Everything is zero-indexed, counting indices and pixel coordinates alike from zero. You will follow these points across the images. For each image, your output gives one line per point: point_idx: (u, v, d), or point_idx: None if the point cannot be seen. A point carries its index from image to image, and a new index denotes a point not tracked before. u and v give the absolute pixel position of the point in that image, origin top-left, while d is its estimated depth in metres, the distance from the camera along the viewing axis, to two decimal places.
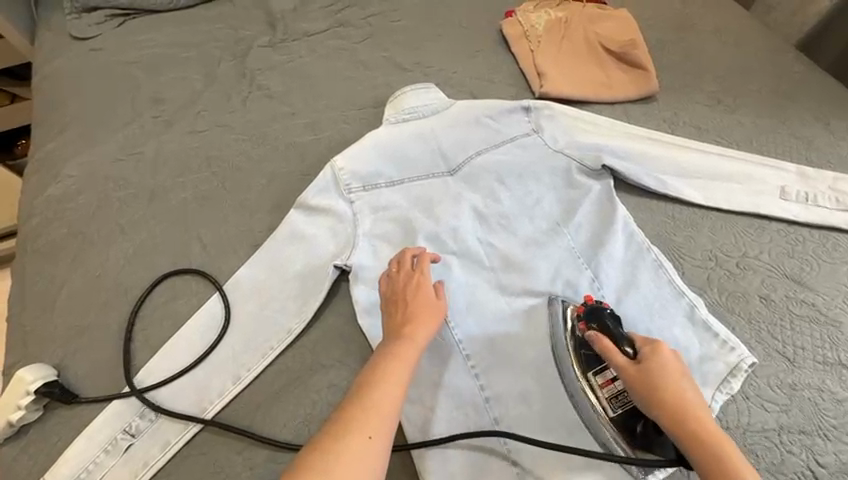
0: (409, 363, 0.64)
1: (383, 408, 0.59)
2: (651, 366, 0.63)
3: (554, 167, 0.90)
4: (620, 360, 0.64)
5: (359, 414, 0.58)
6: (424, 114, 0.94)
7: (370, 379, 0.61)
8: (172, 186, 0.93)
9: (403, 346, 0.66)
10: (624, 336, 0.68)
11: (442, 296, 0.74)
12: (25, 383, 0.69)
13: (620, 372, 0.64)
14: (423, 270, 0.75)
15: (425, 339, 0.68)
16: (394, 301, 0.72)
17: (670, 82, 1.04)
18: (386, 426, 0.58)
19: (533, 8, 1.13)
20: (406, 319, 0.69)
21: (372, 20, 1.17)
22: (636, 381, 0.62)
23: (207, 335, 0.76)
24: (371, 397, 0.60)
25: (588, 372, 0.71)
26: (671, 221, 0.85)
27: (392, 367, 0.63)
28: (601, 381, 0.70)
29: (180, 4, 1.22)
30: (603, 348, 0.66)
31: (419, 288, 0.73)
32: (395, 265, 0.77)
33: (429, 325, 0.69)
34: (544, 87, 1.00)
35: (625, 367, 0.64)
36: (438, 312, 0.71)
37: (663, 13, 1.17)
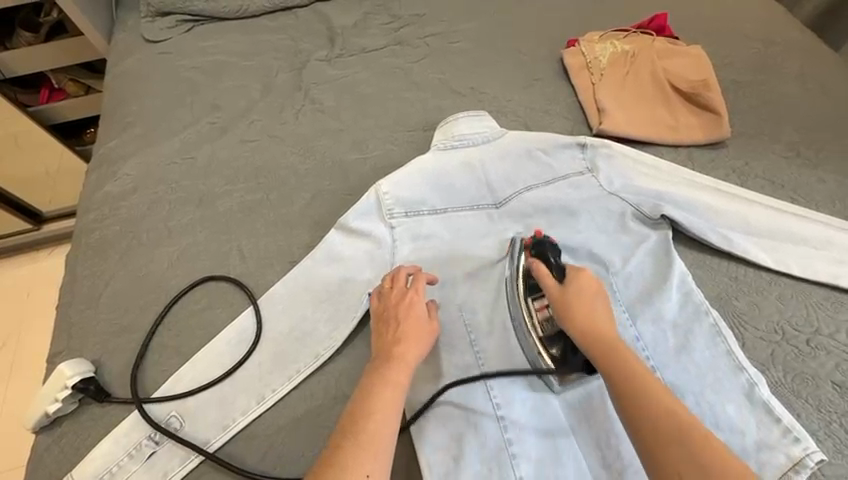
0: (401, 387, 0.62)
1: (381, 445, 0.56)
2: (575, 286, 0.67)
3: (608, 211, 0.84)
4: (549, 283, 0.69)
5: (356, 452, 0.55)
6: (474, 143, 0.91)
7: (365, 414, 0.58)
8: (220, 193, 0.95)
9: (392, 370, 0.63)
10: (560, 266, 0.72)
11: (433, 316, 0.71)
12: (63, 377, 0.70)
13: (547, 291, 0.68)
14: (417, 290, 0.72)
15: (415, 359, 0.65)
16: (383, 322, 0.70)
17: (743, 127, 0.97)
18: (384, 467, 0.55)
19: (598, 37, 1.08)
20: (396, 339, 0.66)
21: (430, 40, 1.17)
22: (557, 299, 0.66)
23: (237, 349, 0.76)
24: (368, 431, 0.57)
25: (530, 299, 0.74)
26: (735, 283, 0.78)
27: (383, 398, 0.60)
28: (537, 305, 0.74)
29: (246, 13, 1.25)
30: (539, 272, 0.71)
31: (410, 309, 0.70)
32: (387, 280, 0.74)
33: (418, 347, 0.67)
34: (603, 124, 0.95)
35: (552, 289, 0.68)
36: (428, 335, 0.68)
37: (740, 52, 1.09)
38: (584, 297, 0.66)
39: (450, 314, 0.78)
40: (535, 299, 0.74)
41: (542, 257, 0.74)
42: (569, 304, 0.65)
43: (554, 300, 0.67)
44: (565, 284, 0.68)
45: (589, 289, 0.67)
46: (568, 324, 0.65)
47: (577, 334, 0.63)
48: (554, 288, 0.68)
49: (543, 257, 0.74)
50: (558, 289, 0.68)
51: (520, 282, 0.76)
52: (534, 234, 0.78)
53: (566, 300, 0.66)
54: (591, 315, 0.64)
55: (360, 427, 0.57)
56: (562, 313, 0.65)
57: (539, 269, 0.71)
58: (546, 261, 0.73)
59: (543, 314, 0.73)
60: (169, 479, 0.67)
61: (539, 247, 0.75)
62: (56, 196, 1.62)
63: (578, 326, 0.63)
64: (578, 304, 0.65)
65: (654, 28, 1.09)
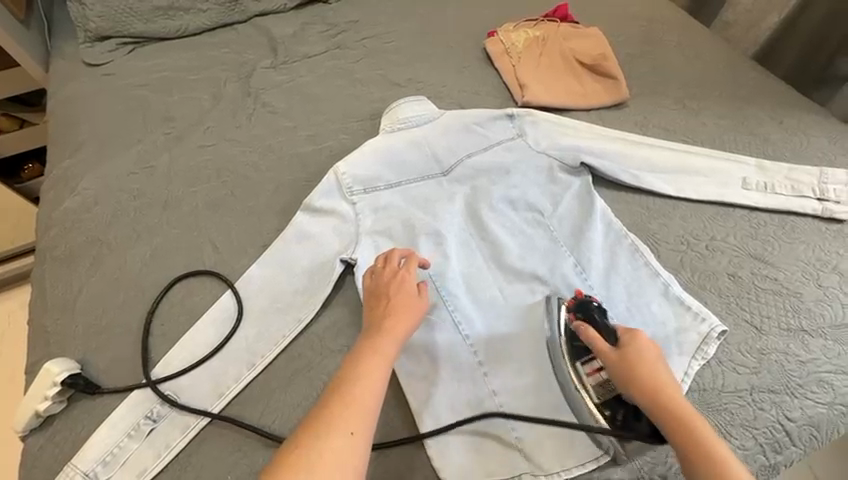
0: (387, 356, 0.67)
1: (365, 407, 0.61)
2: (632, 350, 0.68)
3: (538, 165, 0.98)
4: (603, 346, 0.70)
5: (340, 413, 0.60)
6: (416, 124, 1.03)
7: (353, 378, 0.64)
8: (184, 195, 1.00)
9: (380, 338, 0.69)
10: (609, 327, 0.74)
11: (423, 293, 0.76)
12: (51, 374, 0.72)
13: (603, 357, 0.69)
14: (408, 269, 0.78)
15: (405, 332, 0.71)
16: (376, 295, 0.75)
17: (639, 89, 1.15)
18: (367, 426, 0.61)
19: (513, 27, 1.24)
20: (386, 313, 0.72)
21: (367, 42, 1.28)
22: (621, 362, 0.67)
23: (221, 327, 0.81)
24: (354, 394, 0.62)
25: (577, 362, 0.74)
26: (646, 211, 0.93)
27: (371, 365, 0.65)
28: (588, 370, 0.73)
29: (186, 32, 1.31)
30: (588, 336, 0.72)
31: (402, 284, 0.76)
32: (381, 263, 0.79)
33: (410, 320, 0.72)
34: (525, 97, 1.09)
35: (609, 352, 0.69)
36: (418, 309, 0.74)
37: (630, 30, 1.30)
38: (640, 360, 0.67)
39: None
40: (584, 364, 0.73)
41: (591, 318, 0.76)
42: (635, 368, 0.67)
43: (614, 362, 0.68)
44: (622, 349, 0.69)
45: (645, 353, 0.68)
46: (631, 392, 0.66)
47: (648, 404, 0.64)
48: (613, 354, 0.69)
49: (590, 319, 0.75)
50: (614, 353, 0.69)
51: (564, 345, 0.76)
52: (576, 295, 0.79)
53: (629, 364, 0.67)
54: (656, 382, 0.65)
55: (346, 390, 0.62)
56: (626, 377, 0.66)
57: (588, 334, 0.72)
58: (594, 323, 0.75)
59: (597, 378, 0.72)
60: (172, 449, 0.71)
61: (584, 310, 0.77)
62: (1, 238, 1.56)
63: (646, 389, 0.65)
64: (640, 368, 0.66)
65: (558, 16, 1.27)
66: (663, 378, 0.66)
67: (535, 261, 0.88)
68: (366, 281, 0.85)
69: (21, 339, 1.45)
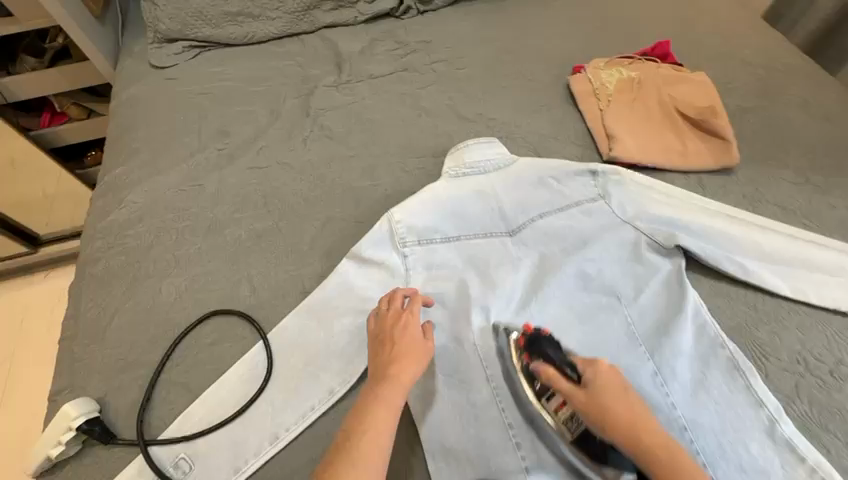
0: (394, 407, 0.62)
1: (373, 460, 0.57)
2: (596, 387, 0.64)
3: (622, 239, 0.84)
4: (566, 386, 0.65)
5: (346, 472, 0.55)
6: (485, 171, 0.91)
7: (359, 428, 0.59)
8: (228, 221, 0.94)
9: (389, 388, 0.63)
10: (566, 362, 0.69)
11: (429, 335, 0.71)
12: (68, 418, 0.68)
13: (570, 399, 0.64)
14: (413, 312, 0.71)
15: (412, 377, 0.65)
16: (381, 340, 0.69)
17: (750, 153, 0.98)
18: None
19: (604, 65, 1.10)
20: (391, 358, 0.66)
21: (437, 67, 1.17)
22: (586, 403, 0.63)
23: (249, 385, 0.75)
24: (360, 447, 0.57)
25: (544, 399, 0.70)
26: (754, 312, 0.77)
27: (376, 416, 0.60)
28: (554, 406, 0.68)
29: (252, 39, 1.26)
30: (549, 377, 0.67)
31: (407, 326, 0.69)
32: (384, 304, 0.73)
33: (417, 366, 0.66)
34: (614, 151, 0.95)
35: (574, 392, 0.64)
36: (424, 350, 0.68)
37: (744, 78, 1.11)
38: (611, 392, 0.64)
39: (462, 343, 0.77)
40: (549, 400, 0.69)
41: (540, 353, 0.70)
42: (599, 407, 0.63)
43: (581, 404, 0.63)
44: (587, 382, 0.65)
45: (608, 380, 0.65)
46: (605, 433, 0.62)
47: (621, 441, 0.61)
48: (575, 394, 0.64)
49: (541, 354, 0.70)
50: (578, 390, 0.65)
51: (522, 385, 0.71)
52: (526, 331, 0.74)
53: (595, 403, 0.63)
54: (629, 413, 0.62)
55: (353, 443, 0.58)
56: (595, 418, 0.62)
57: (545, 372, 0.68)
58: (550, 359, 0.69)
59: (564, 413, 0.67)
60: None
61: (537, 346, 0.71)
62: (65, 218, 1.63)
63: (618, 428, 0.61)
64: (607, 400, 0.63)
65: (657, 55, 1.11)
66: (632, 406, 0.63)
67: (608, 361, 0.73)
68: None
69: (53, 330, 1.46)
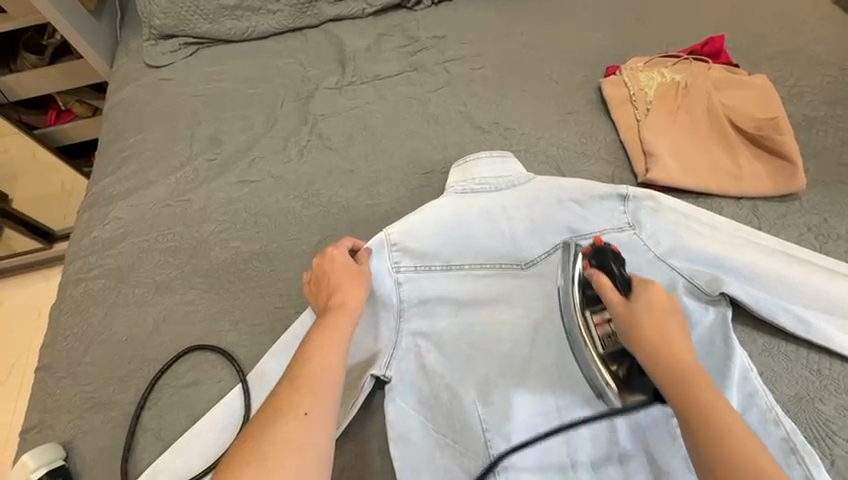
0: (343, 331, 0.61)
1: (320, 385, 0.56)
2: (644, 307, 0.58)
3: (654, 282, 0.71)
4: (612, 297, 0.61)
5: (292, 393, 0.54)
6: (496, 189, 0.79)
7: (304, 357, 0.58)
8: (214, 242, 0.86)
9: (330, 317, 0.62)
10: (624, 276, 0.63)
11: (364, 261, 0.71)
12: (26, 470, 0.64)
13: (610, 309, 0.60)
14: (339, 245, 0.72)
15: (357, 302, 0.65)
16: (316, 283, 0.69)
17: (819, 176, 0.82)
18: (326, 406, 0.55)
19: (643, 65, 0.95)
20: (330, 292, 0.66)
21: (450, 66, 1.05)
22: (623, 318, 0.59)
23: (224, 435, 0.67)
24: (304, 376, 0.56)
25: (587, 310, 0.68)
26: (818, 379, 0.64)
27: (320, 342, 0.60)
28: (596, 320, 0.67)
29: (252, 35, 1.15)
30: (600, 285, 0.63)
31: (335, 261, 0.70)
32: (317, 255, 0.72)
33: (355, 291, 0.66)
34: (652, 171, 0.81)
35: (617, 304, 0.60)
36: (362, 275, 0.68)
37: (815, 81, 0.94)
38: (658, 318, 0.58)
39: (459, 399, 0.67)
40: (594, 313, 0.68)
41: (603, 266, 0.66)
42: (638, 326, 0.57)
43: (619, 318, 0.59)
44: (631, 300, 0.60)
45: (659, 305, 0.59)
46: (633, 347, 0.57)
47: (645, 355, 0.56)
48: (619, 305, 0.60)
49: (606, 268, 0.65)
50: (623, 305, 0.60)
51: (578, 293, 0.69)
52: (594, 242, 0.70)
53: (634, 319, 0.58)
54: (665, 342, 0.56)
55: (296, 373, 0.56)
56: (630, 334, 0.58)
57: (600, 280, 0.63)
58: (607, 270, 0.65)
59: (604, 329, 0.67)
60: None
61: (599, 258, 0.67)
62: (70, 213, 1.52)
63: (655, 356, 0.55)
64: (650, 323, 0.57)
65: (707, 53, 0.95)
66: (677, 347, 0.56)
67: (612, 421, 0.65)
68: (395, 410, 0.67)
69: (38, 339, 1.37)
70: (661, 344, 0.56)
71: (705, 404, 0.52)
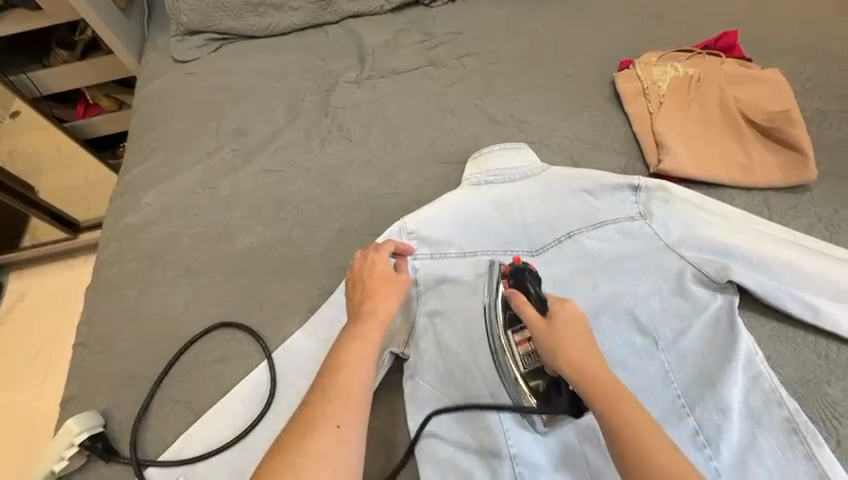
0: (374, 342, 0.62)
1: (354, 399, 0.57)
2: (560, 322, 0.60)
3: (663, 269, 0.73)
4: (531, 314, 0.61)
5: (324, 405, 0.56)
6: (510, 180, 0.82)
7: (336, 369, 0.59)
8: (240, 228, 0.90)
9: (363, 326, 0.63)
10: (540, 296, 0.64)
11: (402, 270, 0.70)
12: (69, 434, 0.67)
13: (529, 325, 0.61)
14: (378, 249, 0.71)
15: (388, 314, 0.64)
16: (352, 285, 0.69)
17: (832, 168, 0.84)
18: (358, 419, 0.56)
19: (656, 59, 0.97)
20: (365, 298, 0.66)
21: (466, 61, 1.08)
22: (542, 334, 0.59)
23: (250, 408, 0.71)
24: (337, 386, 0.58)
25: (508, 330, 0.69)
26: (826, 364, 0.66)
27: (351, 353, 0.60)
28: (517, 339, 0.68)
29: (274, 31, 1.19)
30: (517, 304, 0.63)
31: (374, 266, 0.69)
32: (358, 255, 0.72)
33: (389, 300, 0.65)
34: (663, 162, 0.83)
35: (535, 320, 0.61)
36: (398, 288, 0.67)
37: (829, 75, 0.95)
38: (573, 330, 0.59)
39: (473, 378, 0.70)
40: (514, 332, 0.68)
41: (522, 288, 0.66)
42: (556, 340, 0.58)
43: (537, 334, 0.60)
44: (551, 316, 0.61)
45: (574, 322, 0.60)
46: (555, 362, 0.58)
47: (567, 369, 0.57)
48: (537, 321, 0.61)
49: (523, 288, 0.66)
50: (541, 320, 0.61)
51: (499, 313, 0.70)
52: (513, 261, 0.70)
53: (554, 332, 0.59)
54: (583, 352, 0.57)
55: (328, 381, 0.58)
56: (549, 348, 0.58)
57: (517, 299, 0.64)
58: (526, 290, 0.65)
59: (525, 347, 0.67)
60: None
61: (518, 278, 0.67)
62: (93, 204, 1.57)
63: (573, 360, 0.57)
64: (567, 343, 0.58)
65: (721, 48, 0.96)
66: (590, 352, 0.57)
67: None
68: (413, 387, 0.70)
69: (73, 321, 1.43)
70: (575, 355, 0.57)
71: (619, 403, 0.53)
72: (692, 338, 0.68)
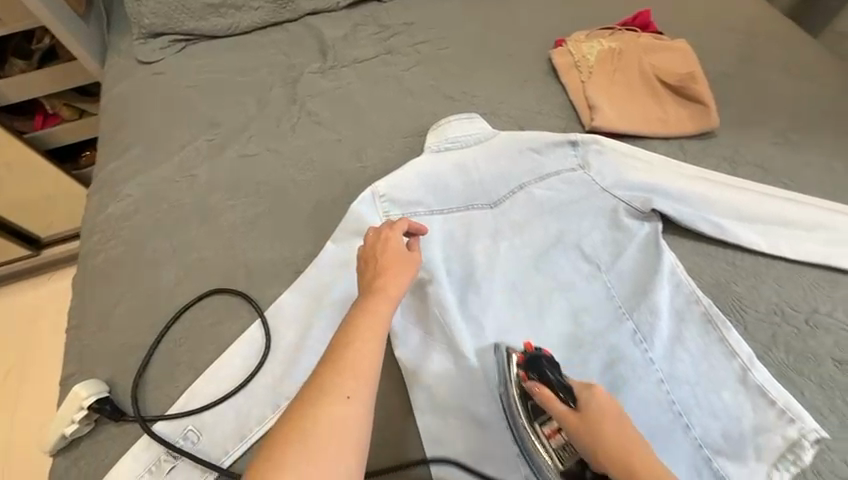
0: (384, 317, 0.63)
1: (364, 370, 0.58)
2: (592, 415, 0.61)
3: (600, 207, 0.86)
4: (562, 412, 0.62)
5: (335, 377, 0.57)
6: (466, 145, 0.93)
7: (346, 342, 0.60)
8: (222, 209, 0.96)
9: (374, 300, 0.65)
10: (565, 385, 0.64)
11: (414, 249, 0.73)
12: (79, 398, 0.72)
13: (561, 422, 0.62)
14: (391, 227, 0.74)
15: (398, 291, 0.67)
16: (364, 262, 0.72)
17: (733, 118, 1.00)
18: (368, 389, 0.57)
19: (585, 37, 1.10)
20: (377, 274, 0.69)
21: (420, 48, 1.18)
22: (579, 432, 0.60)
23: (249, 360, 0.78)
24: (348, 357, 0.58)
25: (535, 422, 0.67)
26: (733, 269, 0.80)
27: (366, 326, 0.62)
28: (547, 431, 0.66)
29: (237, 31, 1.26)
30: (545, 400, 0.63)
31: (387, 244, 0.72)
32: (371, 233, 0.75)
33: (399, 277, 0.68)
34: (595, 120, 0.97)
35: (568, 418, 0.62)
36: (410, 267, 0.70)
37: (726, 43, 1.12)
38: (609, 420, 0.61)
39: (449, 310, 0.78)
40: (542, 424, 0.67)
41: (542, 378, 0.65)
42: (595, 435, 0.60)
43: (571, 430, 0.61)
44: (581, 407, 0.62)
45: (608, 413, 0.61)
46: (602, 465, 0.59)
47: (616, 471, 0.58)
48: (570, 416, 0.62)
49: (543, 378, 0.65)
50: (575, 416, 0.62)
51: (520, 405, 0.68)
52: (526, 349, 0.69)
53: (590, 426, 0.60)
54: (625, 447, 0.58)
55: (339, 354, 0.59)
56: (589, 445, 0.60)
57: (544, 395, 0.63)
58: (547, 381, 0.65)
59: (557, 439, 0.66)
60: None
61: (536, 368, 0.66)
62: (54, 221, 1.56)
63: (620, 465, 0.57)
64: (607, 437, 0.59)
65: (638, 25, 1.12)
66: (630, 442, 0.59)
67: (571, 315, 0.77)
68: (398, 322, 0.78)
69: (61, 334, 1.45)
70: (622, 450, 0.58)
71: None
72: (627, 261, 0.81)
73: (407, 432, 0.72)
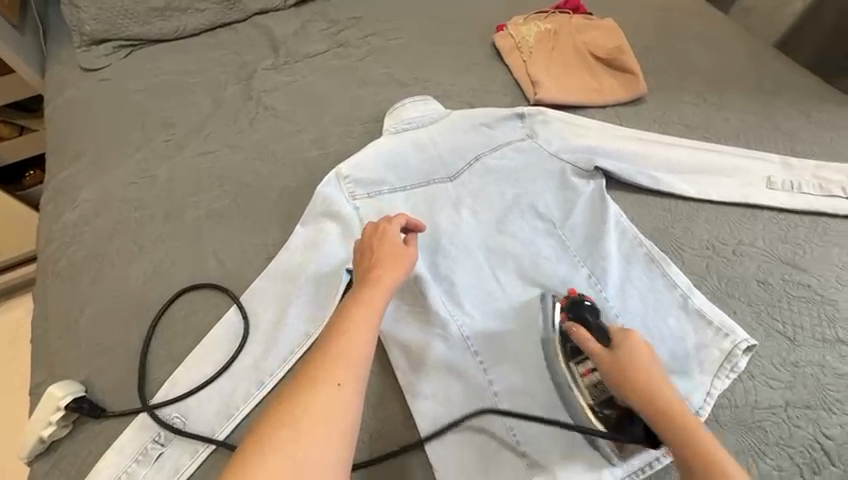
0: (376, 308, 0.65)
1: (354, 358, 0.60)
2: (625, 350, 0.69)
3: (549, 170, 0.94)
4: (596, 348, 0.71)
5: (325, 367, 0.58)
6: (421, 125, 0.97)
7: (338, 333, 0.62)
8: (186, 205, 0.97)
9: (369, 291, 0.67)
10: (603, 329, 0.73)
11: (410, 243, 0.75)
12: (55, 399, 0.72)
13: (595, 358, 0.70)
14: (389, 220, 0.77)
15: (393, 281, 0.69)
16: (361, 254, 0.74)
17: (659, 84, 1.10)
18: (358, 375, 0.59)
19: (523, 21, 1.18)
20: (373, 266, 0.71)
21: (371, 40, 1.23)
22: (612, 364, 0.68)
23: (229, 344, 0.79)
24: (340, 347, 0.60)
25: (571, 362, 0.74)
26: (669, 214, 0.90)
27: (357, 315, 0.64)
28: (582, 370, 0.73)
29: (184, 33, 1.26)
30: (579, 336, 0.72)
31: (384, 236, 0.74)
32: (369, 227, 0.77)
33: (396, 269, 0.70)
34: (539, 94, 1.05)
35: (601, 354, 0.70)
36: (406, 260, 0.72)
37: (649, 20, 1.24)
38: (638, 356, 0.69)
39: None
40: (579, 363, 0.74)
41: (582, 319, 0.76)
42: (625, 367, 0.68)
43: (604, 365, 0.69)
44: (615, 349, 0.70)
45: (639, 352, 0.69)
46: (628, 397, 0.67)
47: (644, 405, 0.66)
48: (604, 354, 0.70)
49: (583, 320, 0.75)
50: (608, 355, 0.70)
51: (559, 345, 0.76)
52: (569, 294, 0.79)
53: (621, 361, 0.68)
54: (650, 378, 0.67)
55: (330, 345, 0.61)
56: (618, 377, 0.68)
57: (582, 333, 0.73)
58: (587, 323, 0.75)
59: (590, 378, 0.72)
60: (181, 474, 0.71)
61: (576, 311, 0.76)
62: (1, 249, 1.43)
63: (651, 402, 0.66)
64: (636, 364, 0.68)
65: (570, 8, 1.21)
66: (656, 376, 0.67)
67: (531, 268, 0.84)
68: None
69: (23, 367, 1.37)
70: (650, 383, 0.67)
71: (698, 434, 0.63)
72: (579, 216, 0.89)
73: (390, 390, 0.76)
